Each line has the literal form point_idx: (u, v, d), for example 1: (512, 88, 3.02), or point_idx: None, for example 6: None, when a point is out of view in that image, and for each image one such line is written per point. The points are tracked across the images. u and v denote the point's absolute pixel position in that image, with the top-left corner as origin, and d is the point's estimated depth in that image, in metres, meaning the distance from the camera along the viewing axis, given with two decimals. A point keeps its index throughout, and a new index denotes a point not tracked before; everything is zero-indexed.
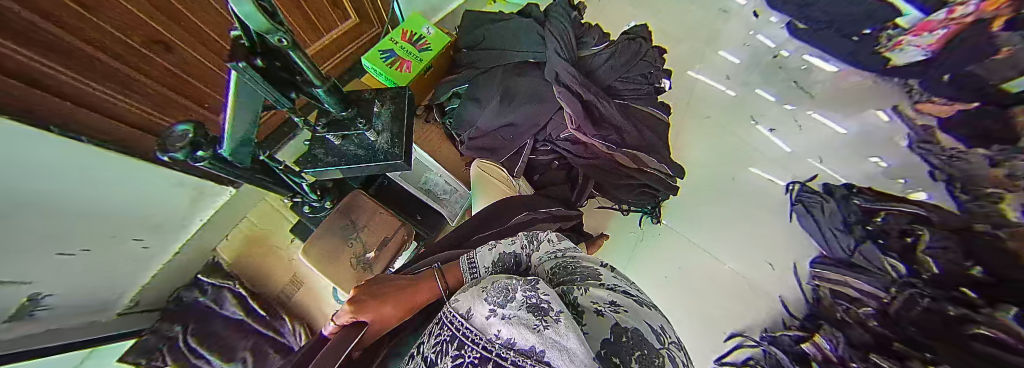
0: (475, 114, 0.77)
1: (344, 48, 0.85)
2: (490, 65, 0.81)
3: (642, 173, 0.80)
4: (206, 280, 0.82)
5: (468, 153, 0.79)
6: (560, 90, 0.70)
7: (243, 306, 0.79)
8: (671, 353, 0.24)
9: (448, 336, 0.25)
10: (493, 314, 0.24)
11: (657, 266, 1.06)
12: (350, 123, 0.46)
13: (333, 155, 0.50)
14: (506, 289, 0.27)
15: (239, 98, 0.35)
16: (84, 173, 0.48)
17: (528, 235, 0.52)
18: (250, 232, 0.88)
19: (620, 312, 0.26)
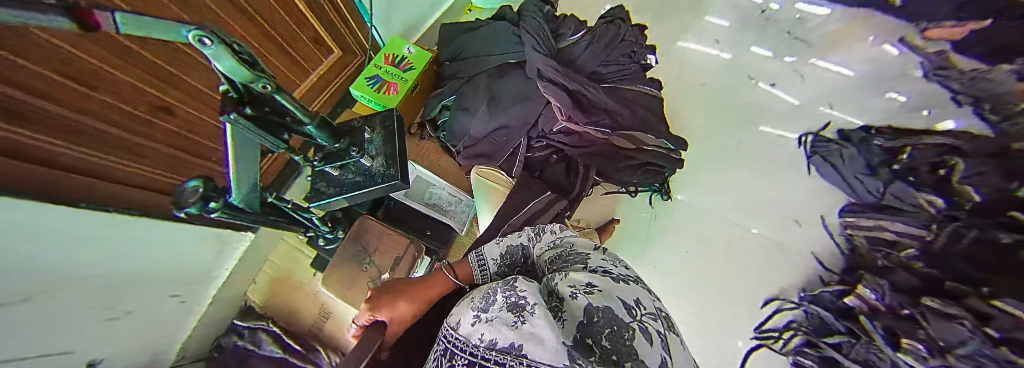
0: (466, 123, 0.78)
1: (334, 81, 0.88)
2: (472, 73, 0.82)
3: (641, 153, 0.78)
4: (240, 325, 0.86)
5: (465, 162, 0.80)
6: (544, 85, 0.71)
7: (279, 344, 0.83)
8: (641, 322, 0.32)
9: (451, 339, 0.34)
10: (477, 320, 0.33)
11: (676, 242, 1.03)
12: (344, 154, 0.48)
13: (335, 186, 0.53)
14: (489, 293, 0.36)
15: (239, 147, 0.37)
16: (110, 240, 0.50)
17: (532, 229, 0.54)
18: (274, 272, 0.92)
19: (593, 293, 0.33)
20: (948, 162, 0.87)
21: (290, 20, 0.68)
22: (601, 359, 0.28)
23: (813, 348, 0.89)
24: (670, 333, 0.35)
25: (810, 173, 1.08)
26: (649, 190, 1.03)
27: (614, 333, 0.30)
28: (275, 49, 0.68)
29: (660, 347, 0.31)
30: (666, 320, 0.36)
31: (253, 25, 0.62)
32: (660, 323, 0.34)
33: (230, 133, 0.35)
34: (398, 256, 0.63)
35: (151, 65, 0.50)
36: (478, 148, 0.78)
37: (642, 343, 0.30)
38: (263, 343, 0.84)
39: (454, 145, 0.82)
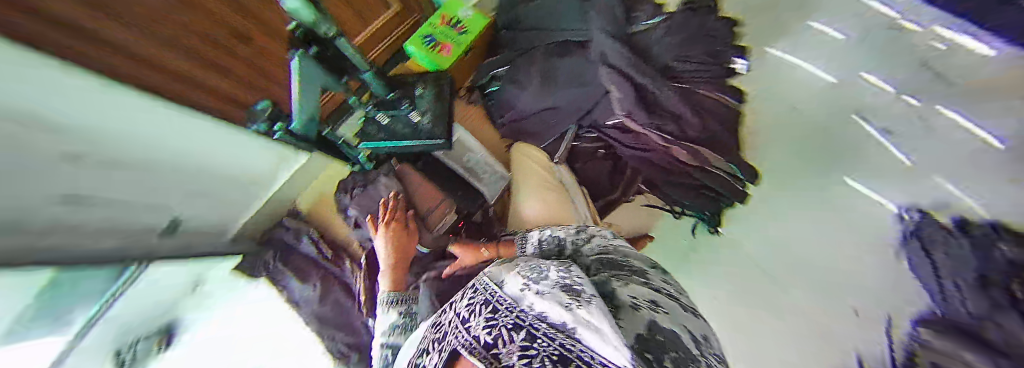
0: (515, 95, 0.74)
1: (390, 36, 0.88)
2: (530, 46, 0.76)
3: (702, 173, 0.69)
4: (286, 224, 0.87)
5: (505, 134, 0.79)
6: (608, 72, 0.63)
7: (314, 247, 0.85)
8: (706, 357, 0.26)
9: (488, 281, 0.33)
10: (527, 287, 0.29)
11: (720, 286, 0.74)
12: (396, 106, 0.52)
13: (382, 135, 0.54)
14: (541, 267, 0.33)
15: (302, 95, 0.36)
16: (188, 135, 0.54)
17: (578, 228, 0.51)
18: (320, 196, 0.89)
19: (658, 312, 0.29)
20: None
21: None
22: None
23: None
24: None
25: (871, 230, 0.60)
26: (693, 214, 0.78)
27: (681, 357, 0.24)
28: None
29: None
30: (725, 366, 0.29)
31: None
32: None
33: (296, 72, 0.33)
34: (429, 202, 0.72)
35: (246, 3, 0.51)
36: (518, 128, 0.76)
37: None
38: (289, 285, 0.82)
39: (500, 115, 0.80)
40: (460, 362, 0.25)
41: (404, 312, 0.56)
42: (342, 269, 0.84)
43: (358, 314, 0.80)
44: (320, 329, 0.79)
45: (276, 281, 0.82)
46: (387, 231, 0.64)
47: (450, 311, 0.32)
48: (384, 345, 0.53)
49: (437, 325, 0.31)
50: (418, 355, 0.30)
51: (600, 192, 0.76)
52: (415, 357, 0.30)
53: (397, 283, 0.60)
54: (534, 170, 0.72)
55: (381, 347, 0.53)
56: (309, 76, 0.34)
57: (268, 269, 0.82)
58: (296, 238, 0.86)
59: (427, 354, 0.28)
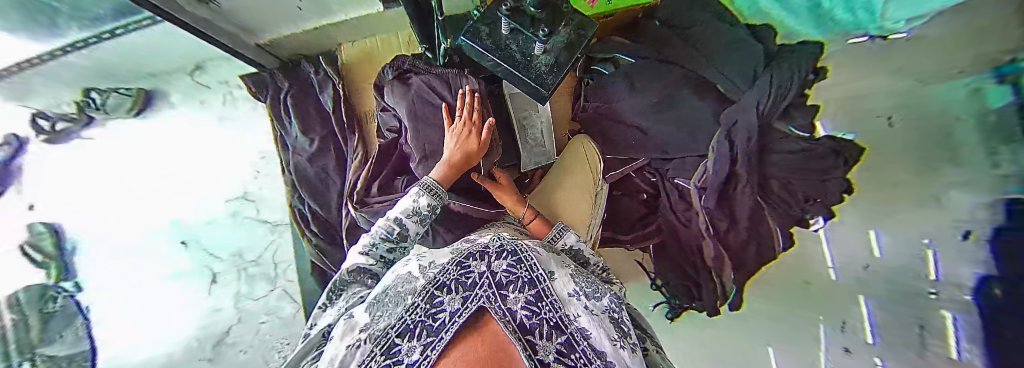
0: (619, 92, 0.68)
1: None
2: (674, 57, 0.64)
3: (706, 276, 0.68)
4: (322, 62, 0.91)
5: (580, 116, 0.76)
6: (722, 139, 0.54)
7: (332, 101, 0.89)
8: None
9: (536, 263, 0.35)
10: (577, 296, 0.34)
11: None
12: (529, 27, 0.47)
13: (494, 43, 0.51)
14: (589, 284, 0.37)
15: None
16: None
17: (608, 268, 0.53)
18: (367, 52, 0.94)
19: None
20: None
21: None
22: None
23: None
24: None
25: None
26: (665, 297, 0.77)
27: None
28: None
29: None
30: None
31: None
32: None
33: None
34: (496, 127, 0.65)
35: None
36: (593, 121, 0.73)
37: None
38: (291, 128, 0.89)
39: (589, 98, 0.75)
40: (488, 322, 0.27)
41: (430, 207, 0.50)
42: (346, 143, 0.88)
43: (338, 190, 0.87)
44: (300, 181, 0.87)
45: (277, 113, 0.90)
46: (461, 126, 0.57)
47: (479, 263, 0.33)
48: (394, 220, 0.48)
49: (470, 266, 0.32)
50: (434, 287, 0.30)
51: (615, 223, 0.79)
52: (430, 287, 0.30)
53: (446, 179, 0.53)
54: (571, 163, 0.75)
55: (389, 219, 0.48)
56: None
57: (274, 97, 0.90)
58: (320, 85, 0.90)
59: (449, 294, 0.29)
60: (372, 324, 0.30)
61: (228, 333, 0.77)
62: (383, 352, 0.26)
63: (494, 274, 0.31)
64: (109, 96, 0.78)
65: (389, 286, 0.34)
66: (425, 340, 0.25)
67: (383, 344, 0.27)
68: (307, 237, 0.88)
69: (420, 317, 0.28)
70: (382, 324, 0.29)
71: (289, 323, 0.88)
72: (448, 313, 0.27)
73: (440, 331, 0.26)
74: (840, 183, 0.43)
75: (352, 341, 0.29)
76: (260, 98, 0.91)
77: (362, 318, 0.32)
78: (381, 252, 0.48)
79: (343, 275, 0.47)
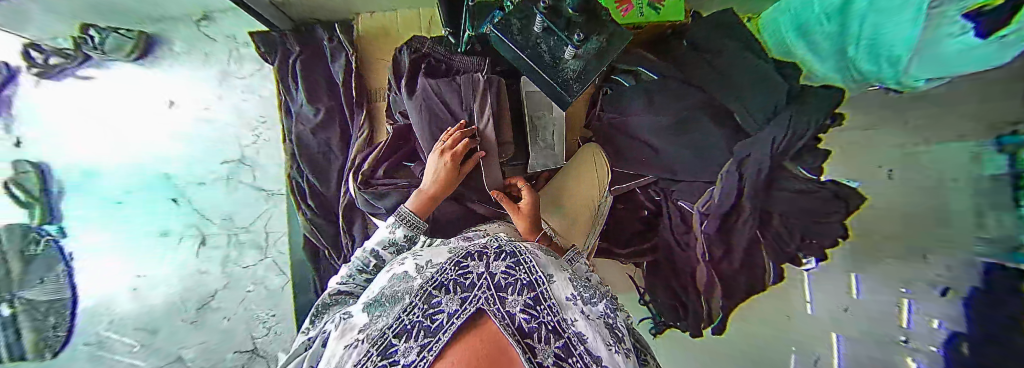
0: (634, 107, 0.69)
1: None
2: (695, 79, 0.64)
3: (694, 298, 0.70)
4: (337, 31, 0.89)
5: (596, 126, 0.76)
6: (729, 171, 0.55)
7: (343, 74, 0.86)
8: None
9: (535, 265, 0.34)
10: (575, 301, 0.34)
11: None
12: (565, 30, 0.46)
13: (523, 38, 0.49)
14: (586, 289, 0.37)
15: None
16: None
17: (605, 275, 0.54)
18: (386, 26, 0.91)
19: None
20: None
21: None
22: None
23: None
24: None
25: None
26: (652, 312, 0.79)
27: None
28: None
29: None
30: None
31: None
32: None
33: None
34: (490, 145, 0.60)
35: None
36: (605, 133, 0.74)
37: None
38: (297, 95, 0.86)
39: (604, 107, 0.75)
40: (487, 321, 0.27)
41: (407, 238, 0.49)
42: (352, 120, 0.86)
43: (339, 167, 0.86)
44: (300, 151, 0.85)
45: (284, 78, 0.87)
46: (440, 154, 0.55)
47: (478, 263, 0.32)
48: (371, 252, 0.48)
49: (470, 267, 0.32)
50: (433, 287, 0.30)
51: (613, 236, 0.80)
52: (429, 287, 0.30)
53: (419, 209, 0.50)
54: (578, 174, 0.75)
55: (366, 251, 0.48)
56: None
57: (281, 60, 0.87)
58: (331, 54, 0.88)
59: (446, 294, 0.29)
60: (371, 325, 0.30)
61: (214, 298, 0.73)
62: (380, 352, 0.26)
63: (495, 276, 0.31)
64: (108, 36, 0.78)
65: (387, 285, 0.34)
66: (424, 341, 0.25)
67: (381, 344, 0.27)
68: (302, 211, 0.86)
69: (418, 318, 0.28)
70: (380, 324, 0.29)
71: (275, 294, 0.83)
72: (447, 314, 0.27)
73: (439, 332, 0.25)
74: (837, 228, 0.42)
75: (351, 341, 0.30)
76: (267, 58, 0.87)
77: (361, 319, 0.32)
78: (360, 281, 0.48)
79: (325, 297, 0.47)
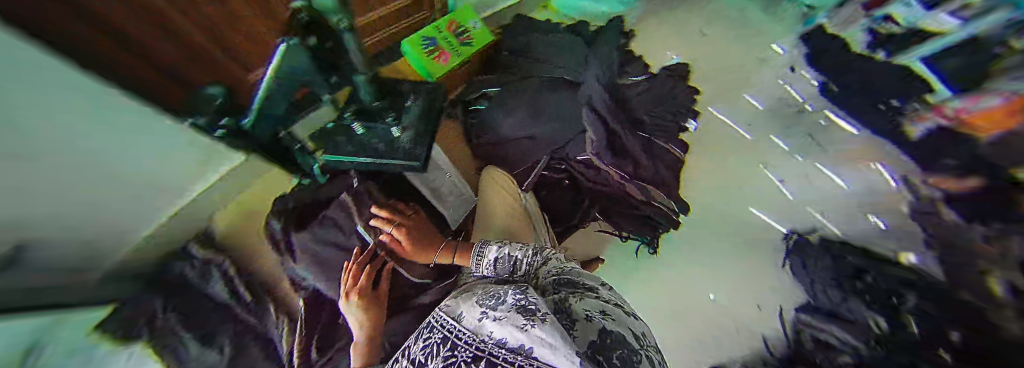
0: (500, 120, 0.78)
1: (390, 27, 0.76)
2: (525, 72, 0.79)
3: (647, 205, 0.80)
4: (195, 252, 0.79)
5: (478, 152, 0.84)
6: (587, 112, 0.67)
7: (230, 290, 0.78)
8: (646, 351, 0.32)
9: (446, 318, 0.37)
10: (485, 315, 0.34)
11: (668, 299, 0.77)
12: (381, 115, 0.51)
13: (354, 145, 0.52)
14: (497, 295, 0.38)
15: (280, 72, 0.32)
16: (94, 124, 0.39)
17: (541, 255, 0.55)
18: (241, 207, 0.82)
19: (606, 318, 0.34)
20: None
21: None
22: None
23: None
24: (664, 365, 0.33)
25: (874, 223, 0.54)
26: (639, 240, 0.86)
27: (623, 353, 0.30)
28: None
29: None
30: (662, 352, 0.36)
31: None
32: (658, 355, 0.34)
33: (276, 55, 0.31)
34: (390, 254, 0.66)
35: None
36: (490, 152, 0.82)
37: None
38: (183, 347, 0.72)
39: (477, 135, 0.83)
40: None
41: None
42: (264, 321, 0.78)
43: None
44: None
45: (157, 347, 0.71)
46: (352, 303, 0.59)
47: (405, 359, 0.36)
48: None
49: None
50: None
51: (558, 216, 0.85)
52: None
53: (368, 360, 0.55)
54: (495, 194, 0.77)
55: None
56: (294, 62, 0.32)
57: (146, 328, 0.72)
58: (200, 276, 0.78)
59: None
60: None
61: None
62: None
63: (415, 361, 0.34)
64: None
65: None
66: None
67: None
68: None
69: None
70: None
71: None
72: None
73: None
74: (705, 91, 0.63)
75: None
76: (131, 335, 0.71)
77: None
78: None
79: None
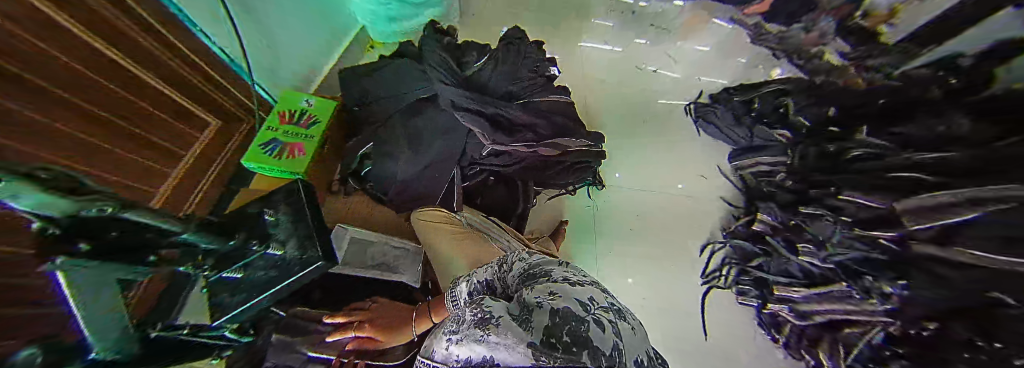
0: (394, 168, 0.81)
1: (208, 170, 0.73)
2: (386, 116, 0.85)
3: (566, 155, 0.87)
4: None
5: (399, 207, 0.85)
6: (462, 115, 0.77)
7: None
8: (595, 314, 0.32)
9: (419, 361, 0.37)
10: (450, 342, 0.33)
11: (619, 220, 1.11)
12: (244, 251, 0.46)
13: (243, 291, 0.47)
14: (458, 316, 0.36)
15: (80, 294, 0.25)
16: None
17: (502, 262, 0.54)
18: None
19: (554, 297, 0.33)
20: (782, 102, 0.76)
21: (174, 91, 0.64)
22: (563, 353, 0.27)
23: (913, 196, 0.43)
24: (621, 323, 0.34)
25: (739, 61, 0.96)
26: (583, 184, 1.12)
27: (572, 326, 0.29)
28: (141, 143, 0.58)
29: (613, 334, 0.31)
30: (618, 311, 0.36)
31: (165, 80, 0.62)
32: (612, 315, 0.33)
33: (63, 285, 0.24)
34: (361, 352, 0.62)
35: (72, 106, 0.47)
36: (405, 199, 0.84)
37: (596, 332, 0.29)
38: None
39: (385, 193, 0.86)
40: None
41: None
42: None
43: None
44: None
45: None
46: None
47: None
48: None
49: None
50: None
51: (506, 209, 0.90)
52: None
53: None
54: (438, 229, 0.76)
55: None
56: (92, 281, 0.26)
57: None
58: None
59: None
60: None
61: None
62: None
63: None
64: None
65: None
66: None
67: None
68: None
69: None
70: None
71: None
72: None
73: None
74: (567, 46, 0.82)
75: None
76: None
77: None
78: None
79: None
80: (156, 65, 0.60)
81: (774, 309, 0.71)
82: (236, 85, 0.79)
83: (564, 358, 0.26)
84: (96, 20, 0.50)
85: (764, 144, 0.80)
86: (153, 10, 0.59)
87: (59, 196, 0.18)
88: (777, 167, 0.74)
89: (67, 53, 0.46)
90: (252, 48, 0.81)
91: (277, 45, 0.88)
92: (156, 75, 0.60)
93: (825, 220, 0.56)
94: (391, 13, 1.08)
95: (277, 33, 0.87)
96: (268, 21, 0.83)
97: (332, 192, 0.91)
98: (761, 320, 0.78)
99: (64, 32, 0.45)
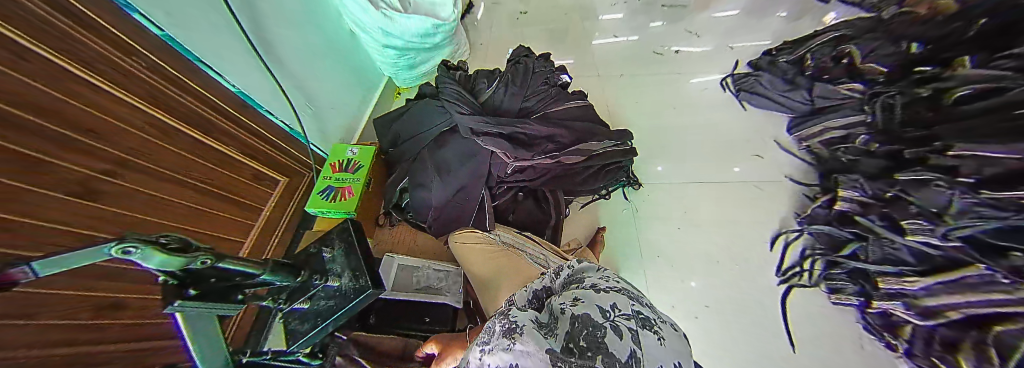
0: (427, 197, 0.87)
1: (280, 220, 0.85)
2: (416, 151, 0.93)
3: (592, 159, 0.86)
4: None
5: (436, 231, 0.89)
6: (483, 140, 0.82)
7: None
8: (613, 321, 0.32)
9: None
10: (482, 353, 0.32)
11: (665, 219, 1.00)
12: (307, 286, 0.51)
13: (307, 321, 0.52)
14: (489, 327, 0.36)
15: (192, 330, 0.32)
16: None
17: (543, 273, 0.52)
18: None
19: (576, 303, 0.35)
20: (846, 51, 0.95)
21: (251, 161, 0.76)
22: (579, 358, 0.29)
23: None
24: (644, 331, 0.32)
25: (780, 15, 1.21)
26: (617, 187, 1.03)
27: (589, 332, 0.31)
28: (224, 204, 0.68)
29: (632, 341, 0.30)
30: (643, 319, 0.34)
31: (240, 150, 0.73)
32: (634, 323, 0.33)
33: (181, 321, 0.30)
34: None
35: (185, 183, 0.59)
36: (441, 223, 0.88)
37: (612, 338, 0.30)
38: None
39: (424, 220, 0.91)
40: None
41: None
42: None
43: None
44: None
45: None
46: None
47: None
48: None
49: None
50: None
51: (539, 221, 0.89)
52: None
53: None
54: (473, 248, 0.78)
55: None
56: (199, 319, 0.32)
57: None
58: None
59: None
60: None
61: None
62: None
63: None
64: None
65: None
66: None
67: None
68: None
69: None
70: None
71: None
72: None
73: None
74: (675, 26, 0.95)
75: None
76: None
77: None
78: None
79: None
80: (231, 137, 0.71)
81: (883, 306, 0.74)
82: (293, 145, 0.91)
83: (577, 362, 0.28)
84: (202, 120, 0.64)
85: (831, 104, 0.95)
86: (230, 97, 0.71)
87: (176, 255, 0.23)
88: (851, 129, 0.89)
89: (180, 145, 0.59)
90: (303, 115, 0.94)
91: (321, 109, 1.01)
92: (233, 147, 0.71)
93: (933, 187, 0.72)
94: (410, 62, 1.17)
95: (321, 97, 1.00)
96: (313, 89, 0.97)
97: (380, 225, 1.00)
98: (869, 323, 0.79)
99: (167, 126, 0.56)
